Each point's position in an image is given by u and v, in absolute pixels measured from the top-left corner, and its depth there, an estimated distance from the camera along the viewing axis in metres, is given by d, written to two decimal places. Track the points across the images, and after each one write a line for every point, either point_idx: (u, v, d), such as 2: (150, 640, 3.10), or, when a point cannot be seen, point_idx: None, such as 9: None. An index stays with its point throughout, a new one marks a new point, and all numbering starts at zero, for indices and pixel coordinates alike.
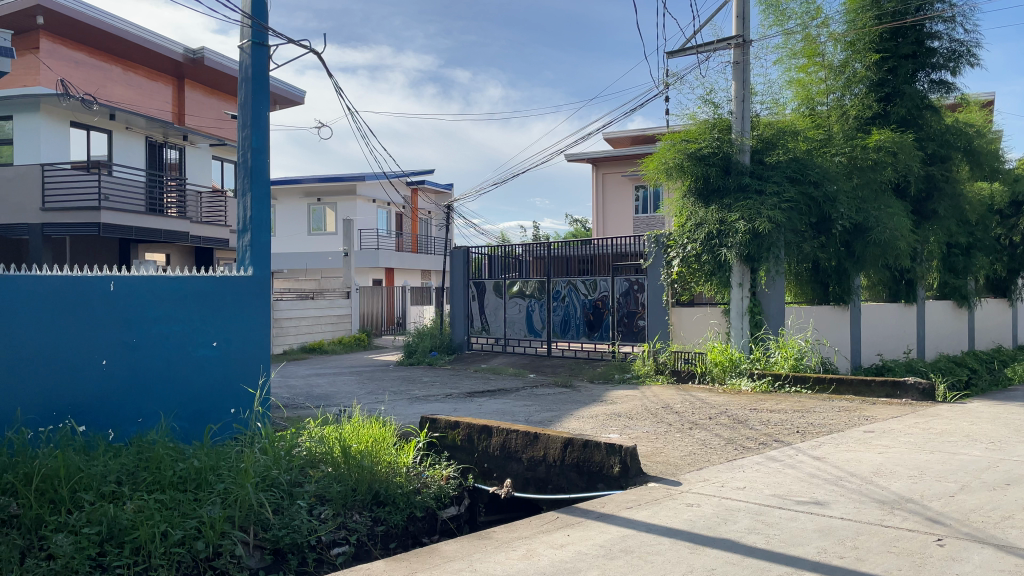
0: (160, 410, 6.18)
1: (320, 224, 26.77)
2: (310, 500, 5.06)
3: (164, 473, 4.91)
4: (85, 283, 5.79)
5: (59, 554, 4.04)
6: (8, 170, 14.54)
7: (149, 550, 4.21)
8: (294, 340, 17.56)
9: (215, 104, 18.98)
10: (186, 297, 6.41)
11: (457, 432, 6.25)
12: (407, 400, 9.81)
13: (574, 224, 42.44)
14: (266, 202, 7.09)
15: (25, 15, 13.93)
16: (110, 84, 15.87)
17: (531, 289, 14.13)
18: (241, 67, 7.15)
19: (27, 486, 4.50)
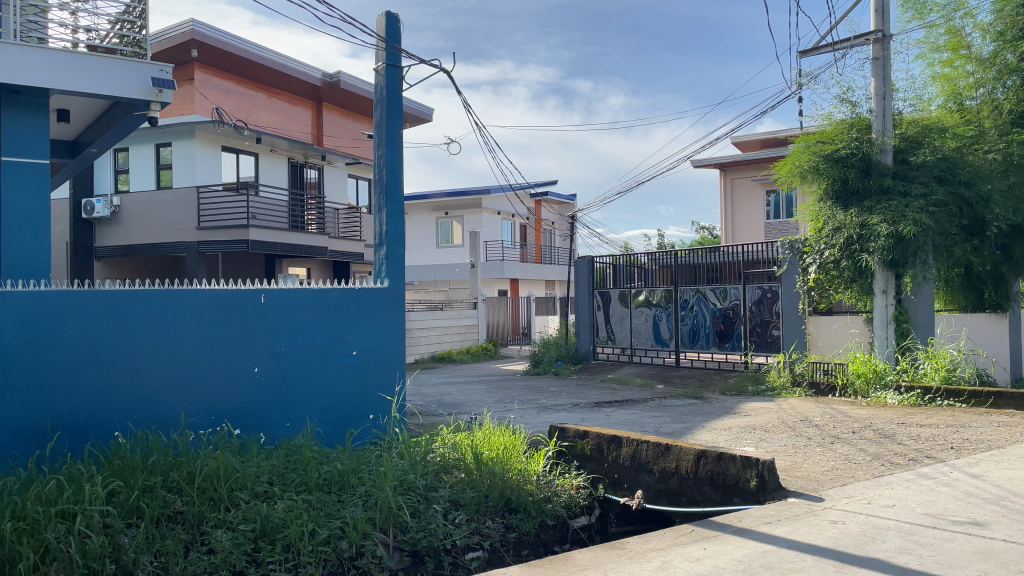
0: (306, 415, 6.54)
1: (448, 236, 27.46)
2: (445, 504, 5.22)
3: (311, 474, 5.22)
4: (240, 296, 6.22)
5: (218, 549, 4.33)
6: (167, 194, 15.78)
7: (298, 547, 4.47)
8: (424, 350, 18.09)
9: (350, 125, 19.90)
10: (328, 308, 6.76)
11: (587, 442, 6.25)
12: (535, 409, 9.90)
13: (701, 232, 41.41)
14: (401, 217, 7.36)
15: (181, 48, 15.09)
16: (256, 110, 16.87)
17: (658, 298, 13.92)
18: (376, 89, 7.49)
19: (190, 484, 4.87)
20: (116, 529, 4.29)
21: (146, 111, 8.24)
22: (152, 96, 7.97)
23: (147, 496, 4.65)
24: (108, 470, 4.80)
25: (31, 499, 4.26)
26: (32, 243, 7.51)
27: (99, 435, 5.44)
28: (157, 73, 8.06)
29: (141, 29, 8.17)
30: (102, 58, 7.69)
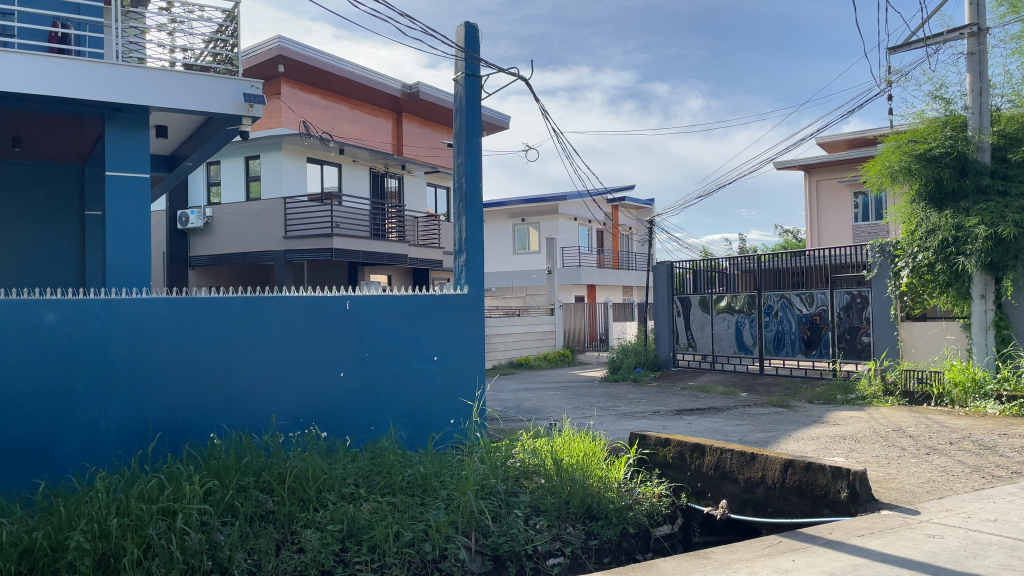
0: (390, 419, 6.67)
1: (525, 242, 27.53)
2: (526, 509, 5.24)
3: (394, 477, 5.33)
4: (326, 303, 6.40)
5: (308, 548, 4.46)
6: (256, 205, 16.40)
7: (383, 548, 4.58)
8: (502, 355, 18.21)
9: (429, 134, 20.23)
10: (411, 314, 6.88)
11: (668, 449, 6.16)
12: (614, 416, 9.83)
13: (784, 237, 40.32)
14: (480, 225, 7.43)
15: (269, 64, 15.64)
16: (340, 121, 17.36)
17: (740, 304, 13.66)
18: (455, 99, 7.61)
19: (281, 485, 5.05)
20: (213, 527, 4.48)
21: (238, 126, 8.59)
22: (243, 111, 8.25)
23: (241, 495, 4.85)
24: (205, 470, 5.02)
25: (135, 496, 4.50)
26: (135, 253, 7.93)
27: (195, 436, 5.72)
28: (247, 90, 8.34)
29: (233, 47, 8.52)
30: (196, 76, 8.03)
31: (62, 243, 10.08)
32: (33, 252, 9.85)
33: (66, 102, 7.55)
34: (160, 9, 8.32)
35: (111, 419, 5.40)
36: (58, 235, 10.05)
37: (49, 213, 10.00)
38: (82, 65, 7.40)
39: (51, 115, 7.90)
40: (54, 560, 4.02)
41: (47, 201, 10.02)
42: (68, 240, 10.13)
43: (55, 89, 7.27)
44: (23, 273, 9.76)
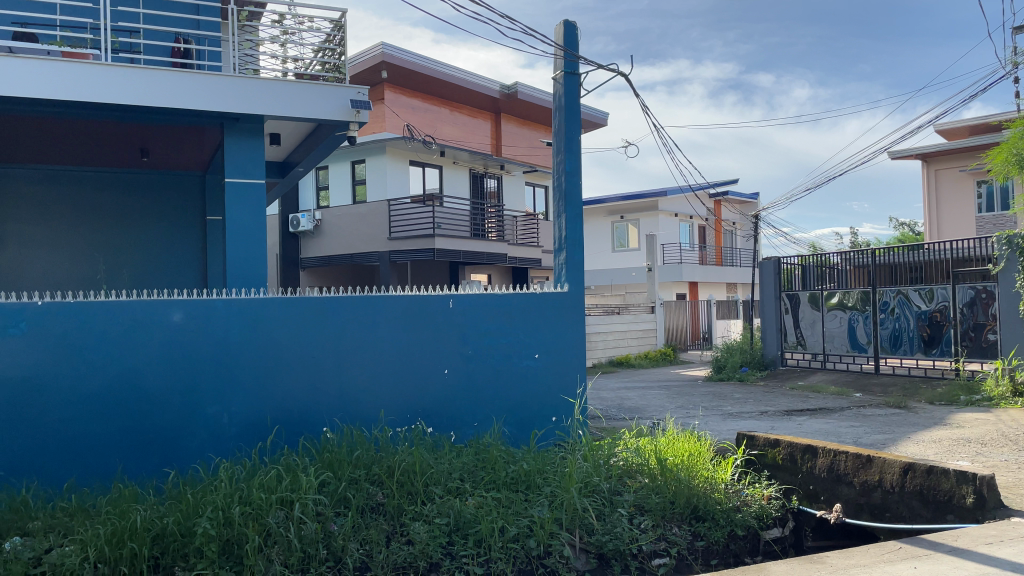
0: (493, 414, 6.76)
1: (624, 240, 27.28)
2: (630, 509, 5.21)
3: (499, 473, 5.42)
4: (430, 301, 6.54)
5: (418, 540, 4.58)
6: (361, 208, 16.94)
7: (489, 542, 4.66)
8: (602, 354, 18.11)
9: (528, 134, 20.34)
10: (512, 313, 6.91)
11: (778, 451, 5.98)
12: (720, 415, 9.63)
13: (899, 230, 38.35)
14: (579, 223, 7.40)
15: (372, 70, 16.09)
16: (440, 124, 17.66)
17: (853, 301, 13.08)
18: (554, 97, 7.63)
19: (390, 478, 5.21)
20: (327, 517, 4.66)
21: (346, 132, 8.88)
22: (350, 117, 8.52)
23: (353, 487, 5.04)
24: (319, 462, 5.25)
25: (256, 486, 4.75)
26: (252, 256, 8.34)
27: (310, 430, 6.00)
28: (354, 96, 8.61)
29: (340, 56, 8.83)
30: (306, 85, 8.34)
31: (187, 247, 10.72)
32: (161, 256, 10.54)
33: (187, 113, 8.03)
34: (273, 21, 8.71)
35: (232, 413, 5.73)
36: (183, 239, 10.69)
37: (175, 219, 10.67)
38: (201, 79, 7.84)
39: (174, 126, 8.41)
40: (183, 545, 4.28)
41: (172, 208, 10.69)
42: (192, 244, 10.76)
43: (177, 101, 7.73)
44: (153, 275, 10.46)
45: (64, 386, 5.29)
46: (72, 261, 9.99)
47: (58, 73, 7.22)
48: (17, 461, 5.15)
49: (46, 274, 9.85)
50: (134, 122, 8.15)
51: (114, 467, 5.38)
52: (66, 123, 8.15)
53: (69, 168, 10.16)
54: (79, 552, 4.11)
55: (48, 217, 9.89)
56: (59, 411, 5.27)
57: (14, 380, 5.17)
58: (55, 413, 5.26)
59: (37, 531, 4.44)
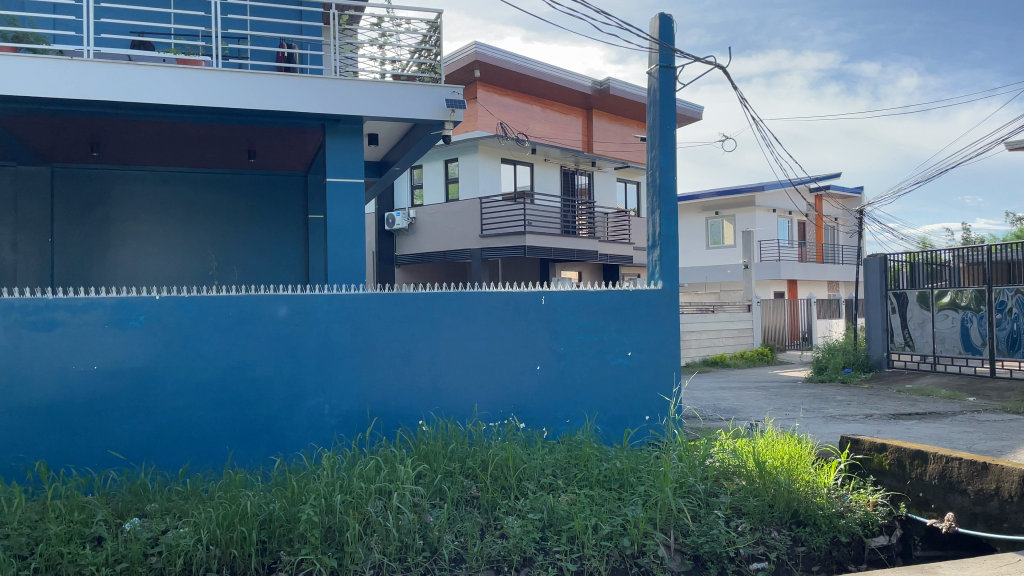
0: (585, 412, 6.74)
1: (719, 237, 26.67)
2: (727, 511, 5.12)
3: (592, 470, 5.41)
4: (523, 298, 6.57)
5: (511, 534, 4.62)
6: (454, 206, 17.18)
7: (582, 539, 4.66)
8: (696, 353, 17.78)
9: (620, 129, 20.15)
10: (605, 310, 6.84)
11: (885, 456, 5.72)
12: (821, 417, 9.30)
13: (1017, 225, 36.10)
14: (674, 219, 7.26)
15: (466, 69, 16.29)
16: (532, 121, 17.72)
17: (966, 300, 12.38)
18: (649, 91, 7.52)
19: (484, 472, 5.29)
20: (423, 508, 4.76)
21: (441, 131, 9.00)
22: (446, 116, 8.65)
23: (448, 479, 5.14)
24: (416, 454, 5.38)
25: (355, 475, 4.91)
26: (352, 253, 8.58)
27: (406, 422, 6.14)
28: (449, 96, 8.72)
29: (436, 56, 8.98)
30: (403, 86, 8.51)
31: (290, 244, 11.11)
32: (266, 251, 10.98)
33: (291, 115, 8.33)
34: (372, 24, 8.94)
35: (333, 404, 5.95)
36: (286, 237, 11.10)
37: (279, 218, 11.10)
38: (303, 82, 8.12)
39: (278, 127, 8.75)
40: (289, 530, 4.45)
41: (277, 208, 11.11)
42: (295, 239, 11.14)
43: (281, 104, 8.04)
44: (259, 270, 10.91)
45: (178, 376, 5.60)
46: (185, 258, 10.56)
47: (173, 78, 7.62)
48: (136, 445, 5.48)
49: (162, 271, 10.47)
50: (241, 124, 8.53)
51: (224, 453, 5.67)
52: (179, 127, 8.59)
53: (183, 170, 10.70)
54: (193, 533, 4.34)
55: (162, 217, 10.52)
56: (174, 399, 5.58)
57: (134, 369, 5.51)
58: (171, 400, 5.57)
59: (155, 512, 4.72)
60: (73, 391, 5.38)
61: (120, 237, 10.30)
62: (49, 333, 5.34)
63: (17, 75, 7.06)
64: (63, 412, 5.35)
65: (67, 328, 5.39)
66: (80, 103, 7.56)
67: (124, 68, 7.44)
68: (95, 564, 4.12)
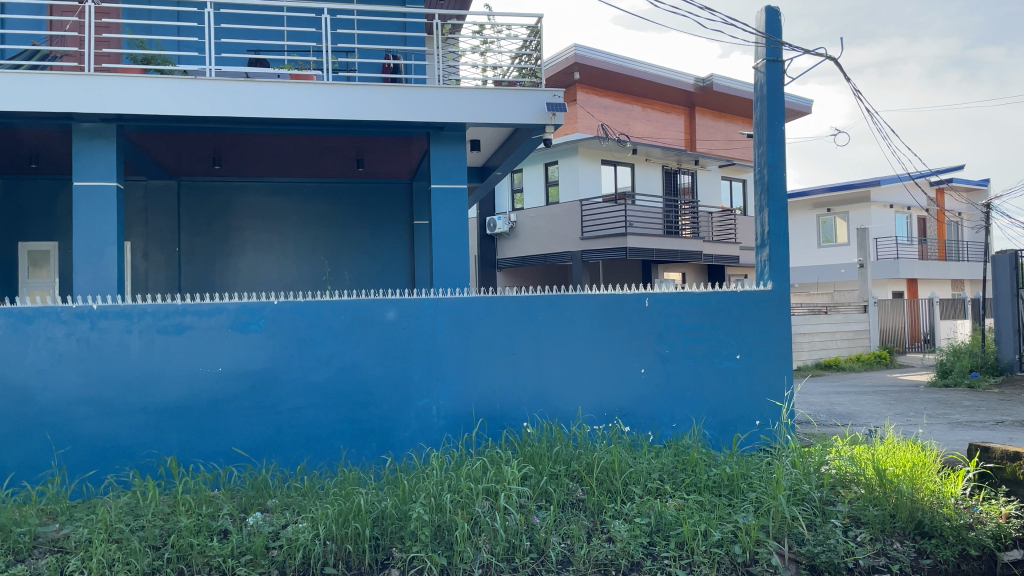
0: (692, 416, 6.60)
1: (831, 234, 25.56)
2: (844, 520, 4.92)
3: (700, 476, 5.31)
4: (625, 300, 6.51)
5: (619, 538, 4.59)
6: (555, 209, 17.20)
7: (691, 546, 4.58)
8: (809, 356, 17.11)
9: (725, 126, 19.67)
10: (711, 311, 6.67)
11: (1019, 465, 5.33)
12: (947, 424, 8.78)
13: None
14: (784, 217, 7.01)
15: (565, 72, 16.29)
16: (633, 121, 17.53)
17: None
18: (756, 87, 7.31)
19: (590, 474, 5.28)
20: (530, 510, 4.79)
21: (542, 135, 9.01)
22: (547, 120, 8.66)
23: (554, 482, 5.17)
24: (521, 456, 5.44)
25: (463, 475, 5.00)
26: (456, 257, 8.72)
27: (511, 424, 6.20)
28: (550, 99, 8.72)
29: (536, 60, 9.02)
30: (504, 91, 8.58)
31: (396, 250, 11.39)
32: (375, 256, 11.32)
33: (396, 124, 8.56)
34: (474, 32, 9.08)
35: (440, 406, 6.07)
36: (393, 243, 11.39)
37: (386, 225, 11.41)
38: (408, 91, 8.33)
39: (384, 136, 9.01)
40: (400, 528, 4.58)
41: (384, 215, 11.42)
42: (400, 245, 11.42)
43: (387, 114, 8.27)
44: (369, 274, 11.27)
45: (295, 377, 5.86)
46: (299, 265, 11.04)
47: (287, 93, 7.96)
48: (258, 442, 5.78)
49: (279, 277, 10.97)
50: (349, 134, 8.83)
51: (338, 452, 5.90)
52: (291, 139, 8.98)
53: (296, 180, 11.17)
54: (311, 528, 4.52)
55: (278, 225, 11.04)
56: (291, 399, 5.85)
57: (255, 370, 5.80)
58: (288, 400, 5.84)
59: (275, 507, 4.95)
60: (200, 391, 5.71)
61: (239, 245, 10.86)
62: (178, 336, 5.69)
63: (147, 95, 7.56)
64: (192, 410, 5.69)
65: (195, 332, 5.72)
66: (202, 119, 8.02)
67: (242, 85, 7.84)
68: (222, 556, 4.36)
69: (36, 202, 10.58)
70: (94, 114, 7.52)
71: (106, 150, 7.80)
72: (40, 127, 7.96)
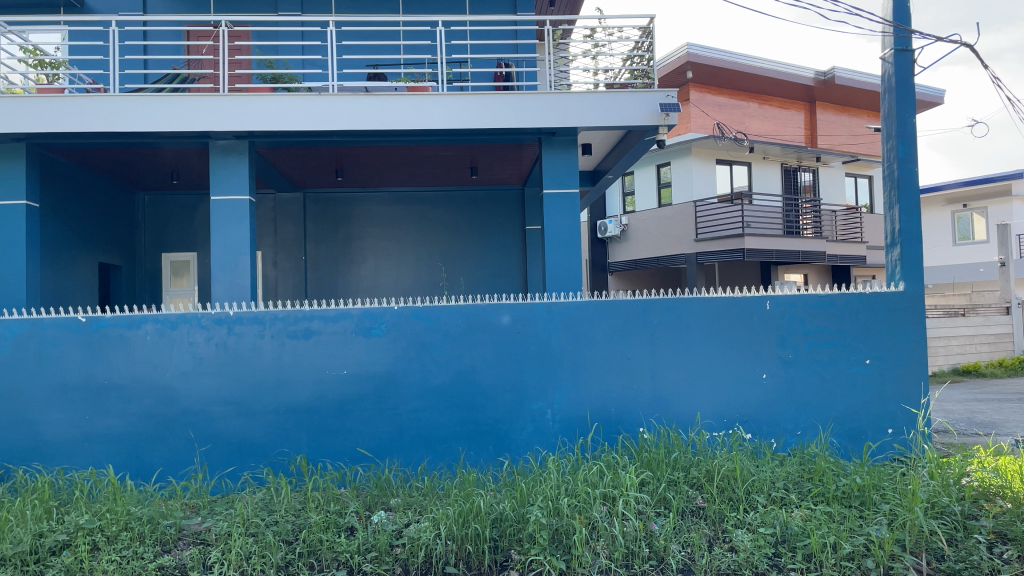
0: (819, 423, 6.34)
1: (968, 231, 23.95)
2: (988, 535, 4.56)
3: (828, 486, 5.09)
4: (745, 303, 6.31)
5: (742, 548, 4.46)
6: (668, 211, 16.94)
7: (819, 558, 4.40)
8: (944, 361, 16.05)
9: (849, 121, 18.74)
10: (838, 314, 6.39)
11: None
12: None
13: None
14: (916, 213, 6.64)
15: (677, 72, 16.03)
16: (749, 119, 16.98)
17: None
18: (883, 79, 6.98)
19: (710, 482, 5.16)
20: (649, 517, 4.73)
21: (655, 136, 8.86)
22: (660, 121, 8.50)
23: (673, 489, 5.09)
24: (638, 462, 5.39)
25: (580, 480, 5.00)
26: (570, 261, 8.74)
27: (628, 429, 6.15)
28: (663, 100, 8.56)
29: (648, 61, 8.91)
30: (616, 94, 8.51)
31: (510, 255, 11.51)
32: (489, 262, 11.48)
33: (509, 131, 8.67)
34: (585, 36, 9.07)
35: (555, 410, 6.10)
36: (506, 248, 11.52)
37: (500, 231, 11.56)
38: (520, 98, 8.41)
39: (498, 143, 9.14)
40: (518, 530, 4.62)
41: (498, 221, 11.59)
42: (514, 250, 11.52)
43: (500, 121, 8.38)
44: (483, 280, 11.44)
45: (416, 380, 6.04)
46: (417, 272, 11.34)
47: (404, 104, 8.21)
48: (381, 443, 5.98)
49: (397, 283, 11.32)
50: (463, 143, 9.02)
51: (457, 454, 6.02)
52: (408, 149, 9.25)
53: (413, 189, 11.50)
54: (432, 528, 4.63)
55: (396, 234, 11.41)
56: (412, 402, 6.02)
57: (378, 374, 6.01)
58: (409, 403, 6.02)
59: (398, 506, 5.10)
60: (327, 392, 5.97)
61: (361, 253, 11.28)
62: (307, 341, 5.97)
63: (275, 112, 7.98)
64: (320, 411, 5.96)
65: (321, 336, 5.99)
66: (325, 133, 8.39)
67: (361, 99, 8.14)
68: (349, 552, 4.53)
69: (177, 215, 11.36)
70: (228, 132, 8.00)
71: (239, 165, 8.29)
72: (179, 146, 8.54)
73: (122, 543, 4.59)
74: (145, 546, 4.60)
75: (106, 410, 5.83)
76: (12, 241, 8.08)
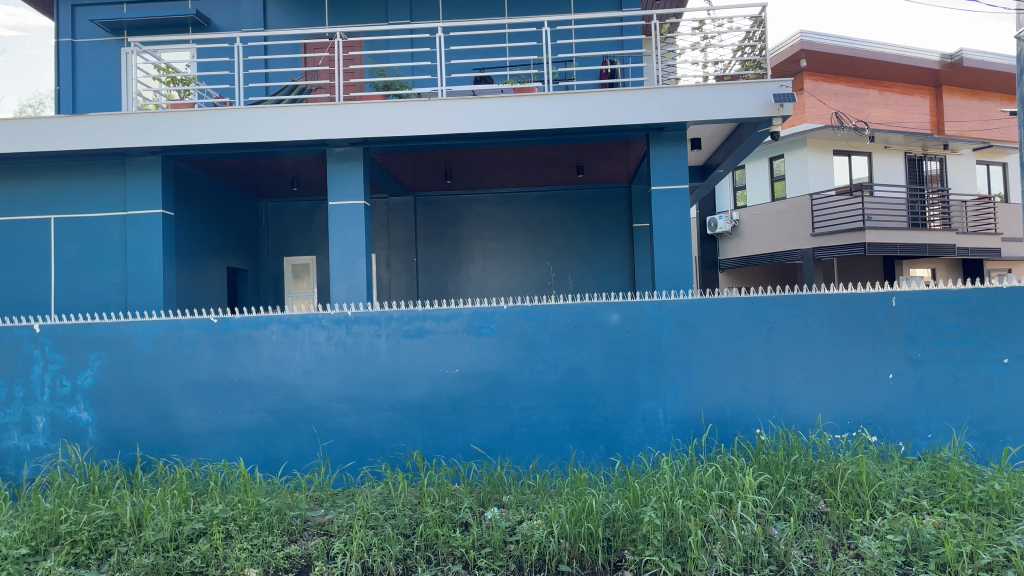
0: (952, 425, 5.97)
1: None
2: None
3: (964, 492, 4.78)
4: (869, 300, 6.01)
5: (868, 555, 4.26)
6: (783, 205, 16.38)
7: (955, 568, 4.15)
8: None
9: (980, 105, 17.54)
10: (972, 311, 5.98)
11: None
12: None
13: None
14: None
15: (790, 61, 15.49)
16: (869, 106, 16.20)
17: None
18: (1019, 59, 6.50)
19: (833, 487, 4.95)
20: (768, 521, 4.58)
21: (768, 127, 8.57)
22: (774, 112, 8.20)
23: (793, 492, 4.92)
24: (756, 464, 5.24)
25: (695, 481, 4.90)
26: (680, 259, 8.59)
27: (744, 430, 5.98)
28: (777, 90, 8.26)
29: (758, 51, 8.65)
30: (726, 86, 8.29)
31: (618, 254, 11.40)
32: (597, 261, 11.40)
33: (616, 128, 8.60)
34: (693, 29, 8.90)
35: (668, 410, 6.01)
36: (614, 248, 11.41)
37: (607, 230, 11.49)
38: (627, 95, 8.33)
39: (605, 141, 9.11)
40: (632, 530, 4.57)
41: (605, 220, 11.52)
42: (622, 249, 11.41)
43: (606, 119, 8.33)
44: (591, 279, 11.39)
45: (527, 378, 6.08)
46: (525, 272, 11.43)
47: (510, 106, 8.29)
48: (494, 440, 6.07)
49: (506, 284, 11.45)
50: (570, 142, 9.03)
51: (569, 453, 6.04)
52: (515, 150, 9.35)
53: (520, 190, 11.61)
54: (545, 526, 4.65)
55: (504, 235, 11.53)
56: (523, 400, 6.08)
57: (489, 373, 6.09)
58: (521, 401, 6.08)
59: (511, 503, 5.15)
60: (441, 391, 6.10)
61: (469, 254, 11.47)
62: (421, 339, 6.12)
63: (387, 118, 8.22)
64: (434, 409, 6.10)
65: (434, 335, 6.12)
66: (435, 138, 8.58)
67: (469, 102, 8.27)
68: (464, 546, 4.62)
69: (298, 221, 11.90)
70: (343, 139, 8.32)
71: (355, 171, 8.60)
72: (299, 154, 8.95)
73: (253, 532, 4.84)
74: (274, 535, 4.84)
75: (236, 406, 6.17)
76: (150, 248, 8.66)
